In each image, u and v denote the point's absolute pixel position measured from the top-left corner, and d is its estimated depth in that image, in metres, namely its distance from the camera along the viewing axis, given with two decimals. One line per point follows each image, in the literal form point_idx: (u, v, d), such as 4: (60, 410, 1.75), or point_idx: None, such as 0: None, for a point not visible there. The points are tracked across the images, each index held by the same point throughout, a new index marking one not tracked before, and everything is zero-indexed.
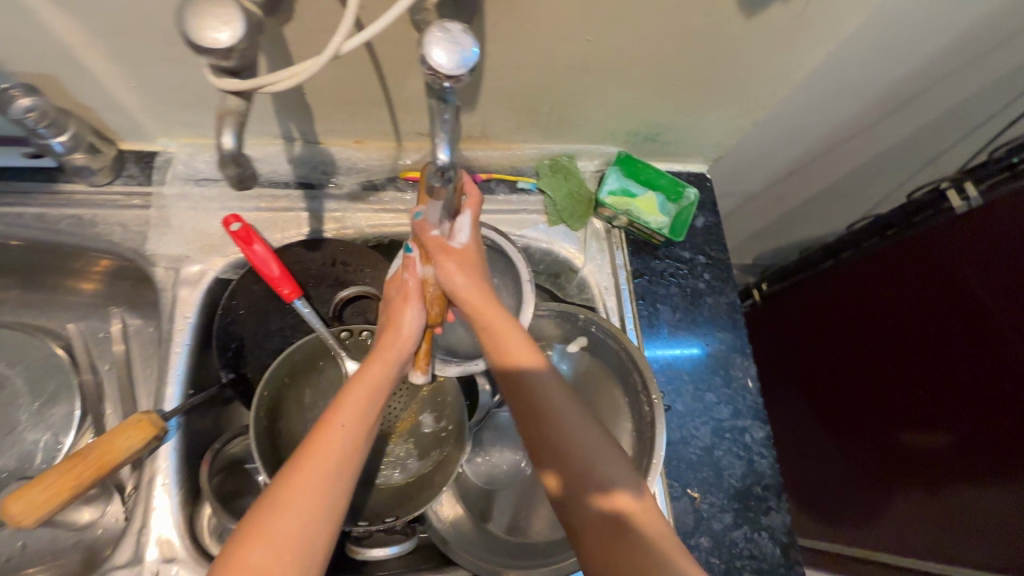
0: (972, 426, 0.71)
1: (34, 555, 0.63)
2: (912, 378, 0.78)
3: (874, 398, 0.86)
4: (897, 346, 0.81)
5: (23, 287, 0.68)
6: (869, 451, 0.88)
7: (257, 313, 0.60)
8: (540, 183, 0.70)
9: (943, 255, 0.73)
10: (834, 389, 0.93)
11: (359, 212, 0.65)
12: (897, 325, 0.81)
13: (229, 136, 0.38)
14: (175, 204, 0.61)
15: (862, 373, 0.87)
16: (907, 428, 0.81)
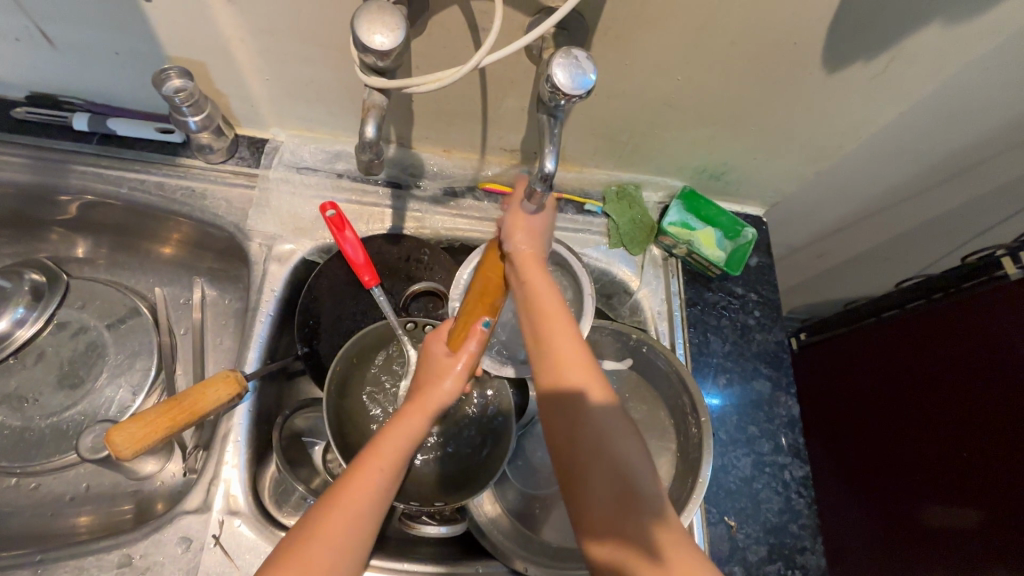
0: (1002, 502, 0.70)
1: (93, 498, 0.66)
2: (941, 449, 0.78)
3: (905, 463, 0.84)
4: (930, 414, 0.81)
5: (122, 249, 0.74)
6: (892, 525, 0.86)
7: (336, 294, 0.65)
8: (605, 208, 0.74)
9: (986, 322, 0.74)
10: (862, 453, 0.92)
11: (438, 214, 0.70)
12: (935, 387, 0.81)
13: (373, 125, 0.45)
14: (276, 187, 0.66)
15: (893, 439, 0.86)
16: (932, 503, 0.79)
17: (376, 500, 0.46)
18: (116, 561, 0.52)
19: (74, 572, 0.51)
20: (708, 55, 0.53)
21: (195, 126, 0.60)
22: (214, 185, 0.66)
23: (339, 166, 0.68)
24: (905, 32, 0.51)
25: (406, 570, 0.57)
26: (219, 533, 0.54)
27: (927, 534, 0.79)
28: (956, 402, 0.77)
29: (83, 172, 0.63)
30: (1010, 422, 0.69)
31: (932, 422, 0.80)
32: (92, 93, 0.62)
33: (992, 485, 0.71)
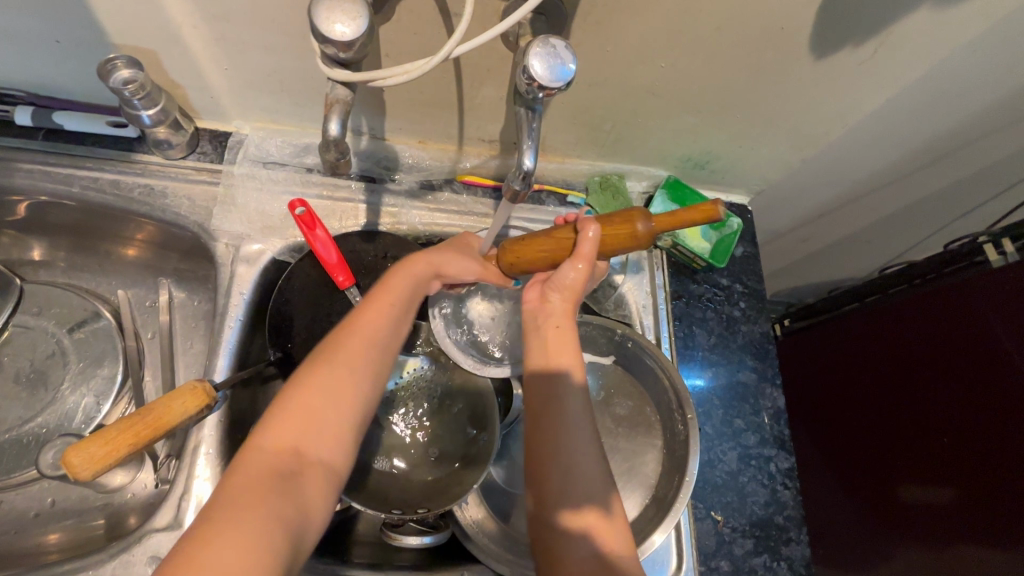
0: (973, 484, 0.71)
1: (61, 514, 0.63)
2: (920, 431, 0.79)
3: (884, 445, 0.85)
4: (912, 397, 0.81)
5: (79, 250, 0.70)
6: (869, 504, 0.87)
7: (309, 295, 0.62)
8: (588, 199, 0.72)
9: (962, 307, 0.75)
10: (843, 437, 0.93)
11: (415, 209, 0.67)
12: (912, 371, 0.81)
13: (336, 121, 0.42)
14: (241, 183, 0.63)
15: (875, 422, 0.87)
16: (909, 483, 0.80)
17: (389, 336, 0.49)
18: None
19: None
20: (692, 40, 0.50)
21: (149, 120, 0.56)
22: (174, 183, 0.62)
23: (307, 159, 0.65)
24: (895, 15, 0.49)
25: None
26: None
27: (906, 512, 0.80)
28: (938, 387, 0.77)
29: (30, 170, 0.59)
30: (992, 411, 0.70)
31: (913, 406, 0.80)
32: (35, 85, 0.57)
33: (965, 468, 0.72)
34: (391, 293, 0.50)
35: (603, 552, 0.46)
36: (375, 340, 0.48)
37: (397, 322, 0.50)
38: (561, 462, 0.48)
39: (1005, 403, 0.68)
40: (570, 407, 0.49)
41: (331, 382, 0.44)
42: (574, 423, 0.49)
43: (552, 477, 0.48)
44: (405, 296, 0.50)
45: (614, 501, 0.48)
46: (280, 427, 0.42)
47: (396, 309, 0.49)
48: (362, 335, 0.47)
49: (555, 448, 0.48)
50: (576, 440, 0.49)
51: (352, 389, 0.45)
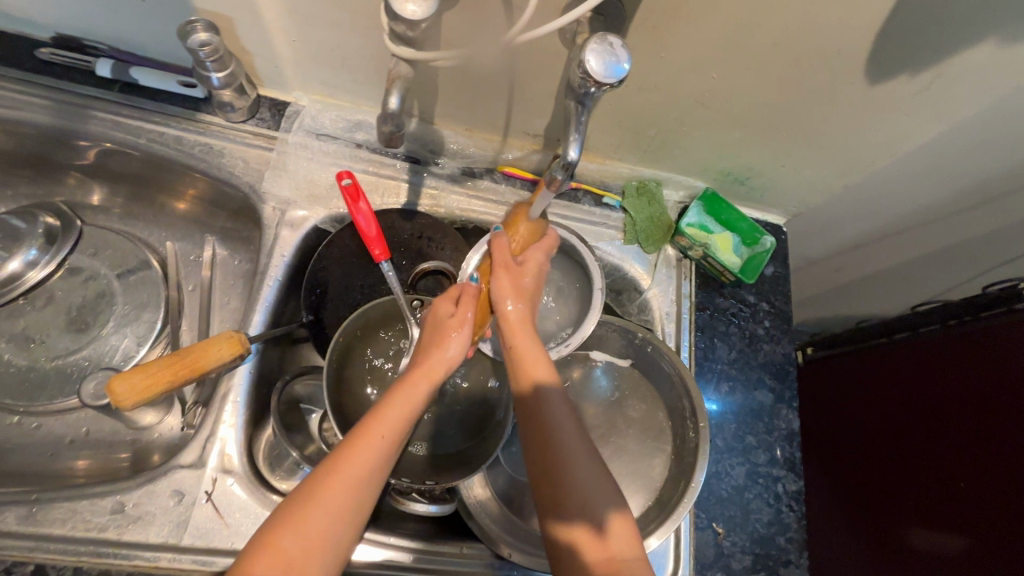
0: (983, 534, 0.70)
1: (92, 444, 0.67)
2: (934, 475, 0.77)
3: (896, 486, 0.83)
4: (930, 438, 0.79)
5: (136, 199, 0.74)
6: (875, 543, 0.85)
7: (346, 264, 0.65)
8: (624, 202, 0.73)
9: (992, 351, 0.73)
10: (852, 471, 0.92)
11: (454, 193, 0.69)
12: (934, 413, 0.80)
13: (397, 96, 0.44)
14: (294, 150, 0.65)
15: (890, 462, 0.85)
16: (917, 526, 0.79)
17: (380, 464, 0.46)
18: (109, 508, 0.50)
19: (66, 514, 0.49)
20: (744, 55, 0.51)
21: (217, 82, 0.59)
22: (232, 144, 0.65)
23: (358, 136, 0.67)
24: (956, 47, 0.49)
25: (391, 543, 0.57)
26: (211, 490, 0.53)
27: (913, 556, 0.79)
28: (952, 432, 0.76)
29: (102, 118, 0.62)
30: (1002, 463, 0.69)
31: (930, 449, 0.79)
32: (117, 40, 0.61)
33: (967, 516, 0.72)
34: (380, 425, 0.47)
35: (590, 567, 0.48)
36: (358, 482, 0.45)
37: (384, 460, 0.47)
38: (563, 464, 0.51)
39: (1016, 456, 0.67)
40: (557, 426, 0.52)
41: (302, 525, 0.42)
42: (569, 445, 0.52)
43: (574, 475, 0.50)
44: (397, 429, 0.48)
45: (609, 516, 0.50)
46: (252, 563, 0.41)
47: (382, 448, 0.47)
48: (342, 477, 0.44)
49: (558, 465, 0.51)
50: (577, 467, 0.51)
51: (325, 535, 0.43)
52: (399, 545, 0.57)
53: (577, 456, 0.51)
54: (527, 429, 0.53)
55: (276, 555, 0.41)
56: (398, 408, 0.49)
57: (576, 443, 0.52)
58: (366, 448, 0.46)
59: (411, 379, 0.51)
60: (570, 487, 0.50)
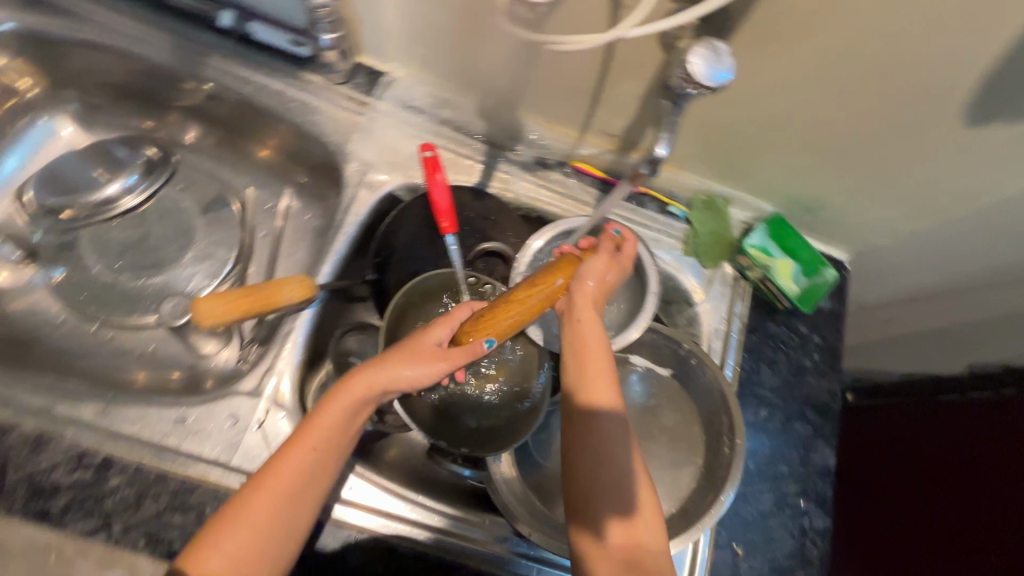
0: None
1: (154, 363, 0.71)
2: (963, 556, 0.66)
3: (904, 555, 0.73)
4: (965, 512, 0.68)
5: (225, 143, 0.78)
6: None
7: (413, 232, 0.67)
8: (689, 214, 0.73)
9: None
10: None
11: (524, 181, 0.71)
12: (987, 490, 0.67)
13: None
14: (382, 117, 0.69)
15: (903, 527, 0.74)
16: None
17: (308, 479, 0.49)
18: (173, 419, 0.55)
19: (137, 418, 0.54)
20: (836, 88, 0.52)
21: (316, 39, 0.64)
22: (326, 103, 0.68)
23: (443, 112, 0.70)
24: None
25: (415, 500, 0.59)
26: (263, 420, 0.56)
27: None
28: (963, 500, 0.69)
29: (213, 63, 0.67)
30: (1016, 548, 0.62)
31: (962, 524, 0.68)
32: None
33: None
34: (314, 431, 0.50)
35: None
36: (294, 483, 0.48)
37: (316, 463, 0.49)
38: (603, 480, 0.52)
39: None
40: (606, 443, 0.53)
41: (240, 519, 0.47)
42: (612, 462, 0.52)
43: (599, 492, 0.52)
44: (329, 435, 0.50)
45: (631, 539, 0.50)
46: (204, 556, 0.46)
47: (311, 451, 0.49)
48: (276, 478, 0.48)
49: (596, 480, 0.52)
50: (615, 486, 0.52)
51: (261, 530, 0.47)
52: (419, 504, 0.59)
53: (616, 471, 0.52)
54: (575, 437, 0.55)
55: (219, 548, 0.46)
56: (334, 415, 0.51)
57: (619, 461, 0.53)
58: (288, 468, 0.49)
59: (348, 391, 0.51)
60: (608, 480, 0.52)
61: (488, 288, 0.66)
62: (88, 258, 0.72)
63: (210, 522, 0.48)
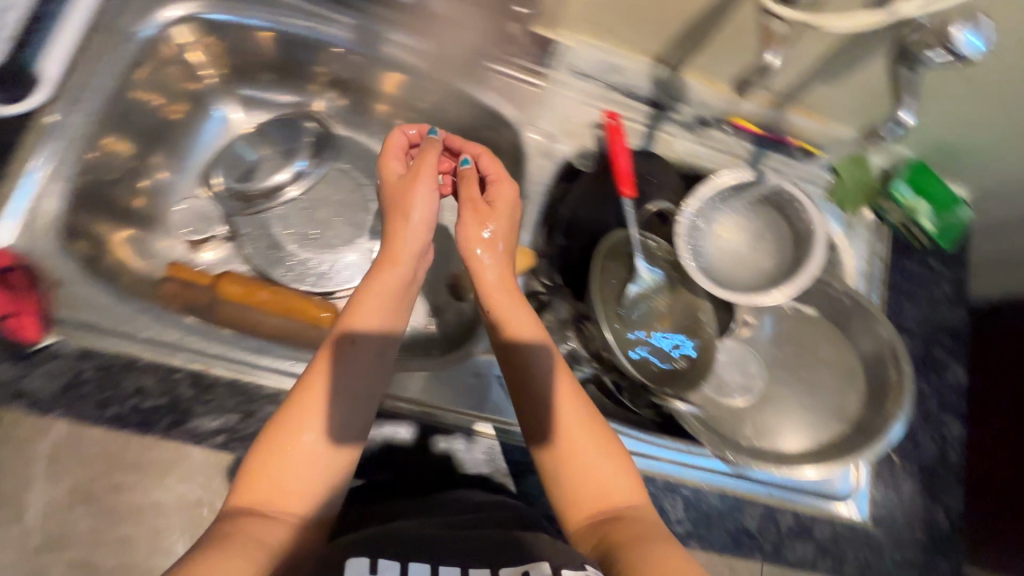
0: None
1: None
2: None
3: None
4: None
5: (384, 120, 0.80)
6: None
7: (593, 198, 0.70)
8: (836, 165, 0.78)
9: None
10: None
11: (686, 138, 0.75)
12: None
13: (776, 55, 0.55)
14: (557, 85, 0.72)
15: None
16: None
17: (318, 448, 0.48)
18: None
19: None
20: None
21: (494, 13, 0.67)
22: (504, 75, 0.71)
23: (613, 77, 0.72)
24: None
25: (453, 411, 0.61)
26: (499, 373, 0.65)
27: None
28: None
29: (400, 43, 0.68)
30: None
31: None
32: None
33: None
34: (320, 367, 0.50)
35: (623, 555, 0.45)
36: (302, 435, 0.48)
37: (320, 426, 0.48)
38: (547, 417, 0.53)
39: None
40: (552, 380, 0.54)
41: (265, 468, 0.46)
42: (557, 385, 0.54)
43: (575, 437, 0.52)
44: (313, 377, 0.50)
45: (614, 486, 0.51)
46: (222, 541, 0.42)
47: (314, 395, 0.49)
48: (286, 438, 0.47)
49: (557, 413, 0.53)
50: (565, 407, 0.53)
51: (298, 474, 0.47)
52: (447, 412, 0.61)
53: (564, 407, 0.53)
54: (517, 387, 0.55)
55: (248, 511, 0.44)
56: (331, 358, 0.51)
57: (562, 386, 0.54)
58: (297, 444, 0.47)
59: (353, 304, 0.54)
60: (571, 422, 0.53)
61: (653, 244, 0.74)
62: (281, 235, 0.75)
63: (206, 538, 0.42)
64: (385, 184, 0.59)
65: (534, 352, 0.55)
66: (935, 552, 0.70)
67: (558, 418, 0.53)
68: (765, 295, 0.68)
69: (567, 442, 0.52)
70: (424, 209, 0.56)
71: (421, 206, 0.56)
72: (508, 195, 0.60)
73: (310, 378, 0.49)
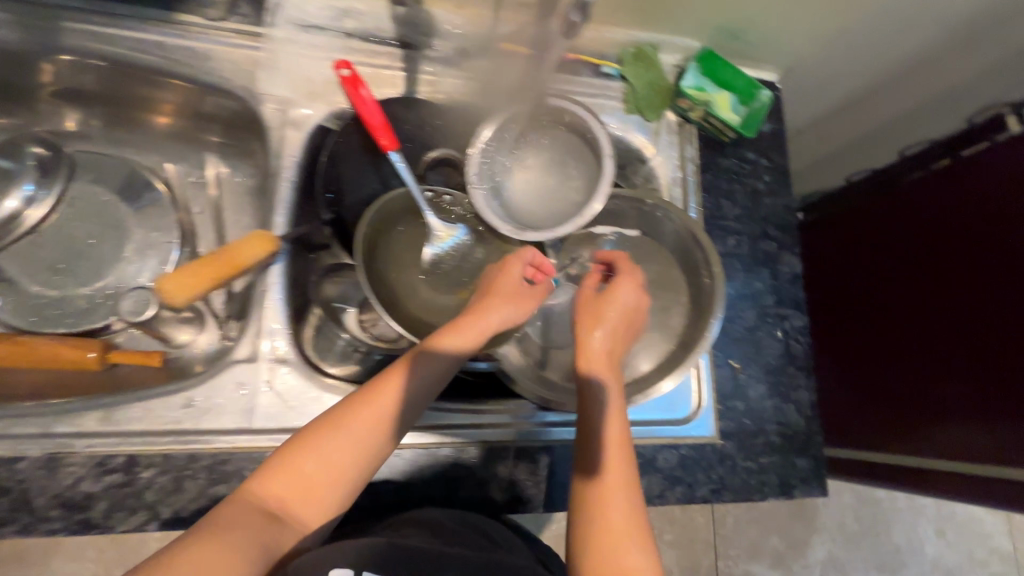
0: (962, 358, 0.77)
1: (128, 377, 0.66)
2: (942, 310, 0.79)
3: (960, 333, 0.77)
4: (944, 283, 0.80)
5: (121, 123, 0.71)
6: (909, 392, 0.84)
7: (354, 160, 0.64)
8: (623, 70, 0.72)
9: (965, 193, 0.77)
10: (842, 338, 0.94)
11: (451, 76, 0.69)
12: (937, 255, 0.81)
13: None
14: (283, 45, 0.63)
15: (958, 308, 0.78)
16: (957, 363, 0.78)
17: (350, 463, 0.49)
18: (180, 403, 0.54)
19: (140, 412, 0.53)
20: None
21: None
22: (219, 45, 0.62)
23: (346, 23, 0.64)
24: None
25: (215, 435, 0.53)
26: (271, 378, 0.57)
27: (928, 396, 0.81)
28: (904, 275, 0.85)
29: (81, 32, 0.59)
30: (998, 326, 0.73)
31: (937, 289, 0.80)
32: None
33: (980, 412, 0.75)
34: (375, 406, 0.51)
35: None
36: (345, 478, 0.50)
37: (362, 448, 0.50)
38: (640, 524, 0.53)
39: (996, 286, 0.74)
40: (621, 496, 0.53)
41: (280, 482, 0.48)
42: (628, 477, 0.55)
43: (613, 514, 0.53)
44: (382, 419, 0.51)
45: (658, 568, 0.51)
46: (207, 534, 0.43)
47: (367, 442, 0.50)
48: (330, 461, 0.49)
49: (624, 503, 0.53)
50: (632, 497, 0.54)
51: (305, 494, 0.48)
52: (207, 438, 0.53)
53: (623, 501, 0.53)
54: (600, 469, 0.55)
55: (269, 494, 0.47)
56: (358, 423, 0.50)
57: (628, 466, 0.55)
58: (310, 461, 0.49)
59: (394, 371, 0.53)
60: (620, 494, 0.54)
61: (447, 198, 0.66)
62: (22, 277, 0.66)
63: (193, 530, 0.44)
64: (499, 287, 0.60)
65: (592, 427, 0.56)
66: (793, 451, 0.67)
67: (628, 506, 0.53)
68: (583, 213, 0.63)
69: (602, 510, 0.53)
70: (502, 309, 0.57)
71: (496, 309, 0.57)
72: (513, 265, 0.61)
73: (343, 424, 0.50)
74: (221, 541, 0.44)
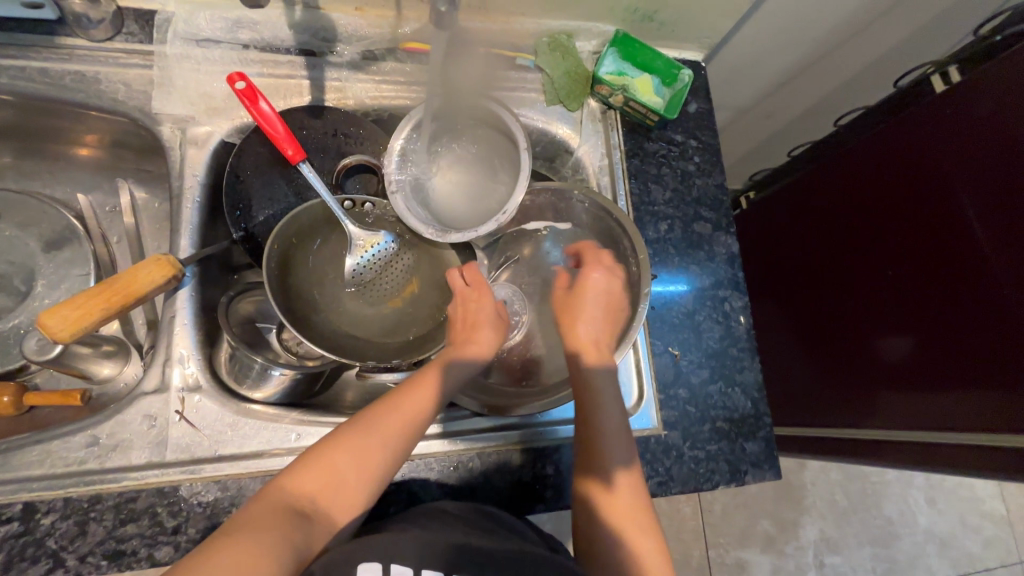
0: (905, 324, 0.77)
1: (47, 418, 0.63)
2: (885, 276, 0.80)
3: (902, 300, 0.77)
4: (889, 250, 0.79)
5: (27, 155, 0.69)
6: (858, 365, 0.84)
7: (262, 175, 0.62)
8: (538, 61, 0.70)
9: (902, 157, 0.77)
10: (806, 309, 0.94)
11: (359, 82, 0.66)
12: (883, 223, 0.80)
13: None
14: (175, 63, 0.61)
15: (898, 275, 0.78)
16: (903, 332, 0.78)
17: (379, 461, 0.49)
18: (84, 442, 0.52)
19: (42, 455, 0.51)
20: None
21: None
22: (108, 68, 0.60)
23: (242, 35, 0.62)
24: None
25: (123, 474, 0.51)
26: (181, 409, 0.54)
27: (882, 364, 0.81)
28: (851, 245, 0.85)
29: None
30: (942, 290, 0.73)
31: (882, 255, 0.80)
32: None
33: (926, 377, 0.75)
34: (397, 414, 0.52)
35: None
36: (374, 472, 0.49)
37: (385, 443, 0.50)
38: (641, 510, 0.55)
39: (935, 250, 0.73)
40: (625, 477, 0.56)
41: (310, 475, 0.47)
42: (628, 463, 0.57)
43: (619, 503, 0.55)
44: (407, 428, 0.51)
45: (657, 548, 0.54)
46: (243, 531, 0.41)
47: (389, 443, 0.50)
48: (355, 453, 0.48)
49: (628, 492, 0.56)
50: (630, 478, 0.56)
51: (334, 485, 0.47)
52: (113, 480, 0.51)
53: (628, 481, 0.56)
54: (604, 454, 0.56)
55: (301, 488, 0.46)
56: (387, 421, 0.51)
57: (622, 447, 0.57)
58: (354, 459, 0.48)
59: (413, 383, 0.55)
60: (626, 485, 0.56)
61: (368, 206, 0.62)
62: None
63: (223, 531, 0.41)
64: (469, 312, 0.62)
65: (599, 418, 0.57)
66: (741, 436, 0.65)
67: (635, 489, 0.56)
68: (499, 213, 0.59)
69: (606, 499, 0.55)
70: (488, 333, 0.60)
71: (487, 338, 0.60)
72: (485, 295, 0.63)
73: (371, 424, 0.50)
74: (262, 529, 0.41)
